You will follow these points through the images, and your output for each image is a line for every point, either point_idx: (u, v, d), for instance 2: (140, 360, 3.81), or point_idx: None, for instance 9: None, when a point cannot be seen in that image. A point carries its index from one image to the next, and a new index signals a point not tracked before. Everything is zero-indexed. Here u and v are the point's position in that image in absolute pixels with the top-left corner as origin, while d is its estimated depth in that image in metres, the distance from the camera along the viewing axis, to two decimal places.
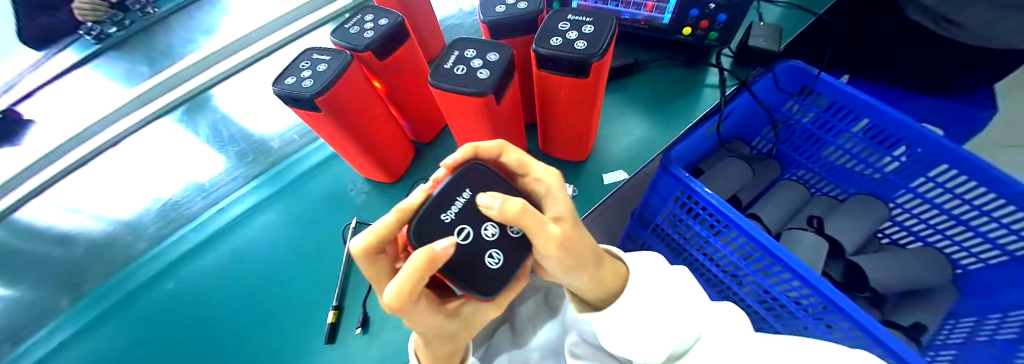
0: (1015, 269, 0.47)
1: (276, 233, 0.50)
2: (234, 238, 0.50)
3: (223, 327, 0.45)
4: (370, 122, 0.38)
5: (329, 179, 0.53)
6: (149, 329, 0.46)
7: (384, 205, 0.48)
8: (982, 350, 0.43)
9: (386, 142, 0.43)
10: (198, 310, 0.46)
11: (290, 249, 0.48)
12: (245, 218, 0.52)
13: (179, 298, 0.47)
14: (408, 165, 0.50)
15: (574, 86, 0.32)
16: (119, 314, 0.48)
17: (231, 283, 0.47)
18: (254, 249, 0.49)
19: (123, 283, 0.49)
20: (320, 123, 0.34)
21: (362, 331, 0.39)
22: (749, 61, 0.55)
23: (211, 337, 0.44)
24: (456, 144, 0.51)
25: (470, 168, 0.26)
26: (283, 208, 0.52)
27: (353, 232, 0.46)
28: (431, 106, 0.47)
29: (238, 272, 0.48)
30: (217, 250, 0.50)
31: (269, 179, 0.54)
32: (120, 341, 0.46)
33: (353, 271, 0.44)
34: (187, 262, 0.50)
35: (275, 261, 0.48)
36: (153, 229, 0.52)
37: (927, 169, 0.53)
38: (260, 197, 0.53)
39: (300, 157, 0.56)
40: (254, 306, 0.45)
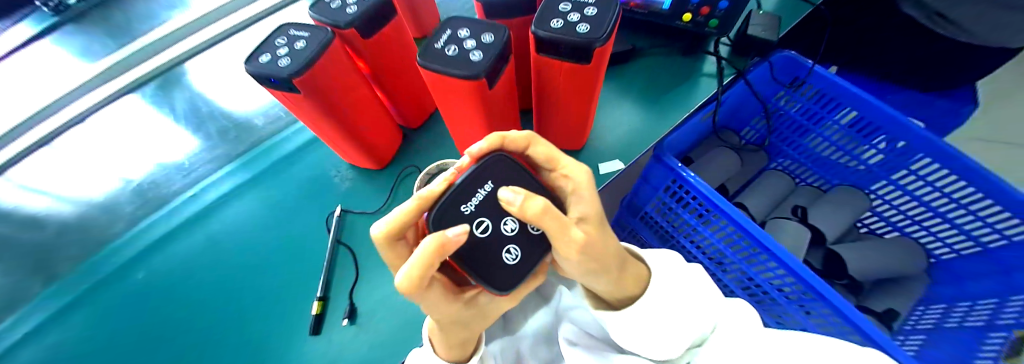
0: (985, 260, 0.50)
1: (256, 220, 0.47)
2: (210, 225, 0.48)
3: (200, 318, 0.43)
4: (354, 105, 0.36)
5: (311, 163, 0.50)
6: (121, 321, 0.44)
7: (371, 192, 0.46)
8: (956, 335, 0.47)
9: (372, 127, 0.40)
10: (173, 301, 0.44)
11: (272, 238, 0.46)
12: (221, 204, 0.49)
13: (153, 288, 0.45)
14: (395, 151, 0.48)
15: (575, 72, 0.30)
16: (87, 305, 0.45)
17: (209, 272, 0.45)
18: (233, 237, 0.47)
19: (88, 273, 0.46)
20: (298, 105, 0.32)
21: (349, 322, 0.38)
22: (747, 51, 0.54)
23: (189, 328, 0.42)
24: (447, 129, 0.49)
25: (495, 159, 0.25)
26: (261, 193, 0.49)
27: (337, 220, 0.44)
28: (419, 89, 0.44)
29: (216, 261, 0.46)
30: (192, 238, 0.47)
31: (246, 162, 0.51)
32: (89, 334, 0.43)
33: (338, 261, 0.42)
34: (160, 251, 0.47)
35: (256, 250, 0.45)
36: (119, 215, 0.49)
37: (909, 161, 0.54)
38: (238, 181, 0.50)
39: (279, 139, 0.53)
40: (234, 296, 0.43)
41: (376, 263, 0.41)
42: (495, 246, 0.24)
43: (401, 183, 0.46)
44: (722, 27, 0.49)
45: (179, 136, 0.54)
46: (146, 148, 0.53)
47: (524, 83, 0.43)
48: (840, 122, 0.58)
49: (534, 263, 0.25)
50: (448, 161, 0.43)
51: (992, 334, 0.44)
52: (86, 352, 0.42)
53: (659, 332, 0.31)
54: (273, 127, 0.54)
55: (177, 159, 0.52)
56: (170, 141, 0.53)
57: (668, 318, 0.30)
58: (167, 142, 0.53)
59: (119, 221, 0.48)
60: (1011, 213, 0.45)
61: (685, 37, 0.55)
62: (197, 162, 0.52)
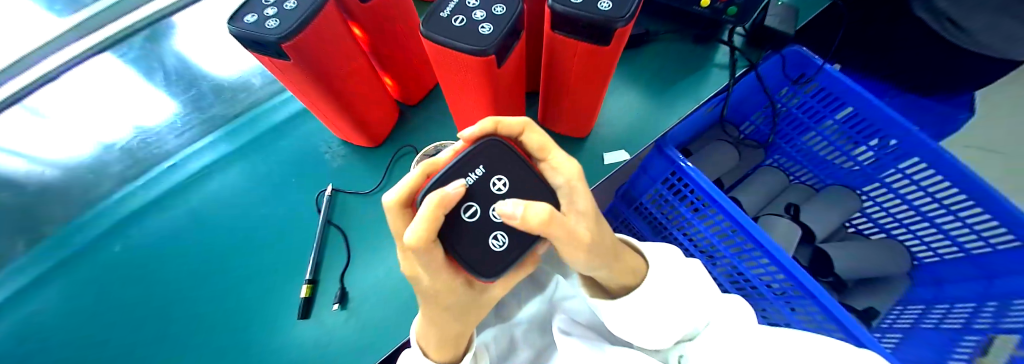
0: (966, 265, 0.51)
1: (243, 195, 0.45)
2: (192, 198, 0.45)
3: (180, 295, 0.41)
4: (347, 75, 0.33)
5: (301, 137, 0.47)
6: (94, 296, 0.42)
7: (364, 171, 0.44)
8: (931, 335, 0.50)
9: (366, 100, 0.38)
10: (151, 277, 0.42)
11: (259, 215, 0.43)
12: (203, 178, 0.46)
13: (129, 263, 0.43)
14: (391, 128, 0.45)
15: (590, 54, 0.28)
16: (57, 279, 0.42)
17: (191, 248, 0.43)
18: (215, 213, 0.44)
19: (58, 247, 0.43)
20: (286, 72, 0.29)
21: (340, 306, 0.37)
22: (762, 44, 0.52)
23: (170, 305, 0.41)
24: (447, 108, 0.47)
25: (487, 143, 0.23)
26: (246, 167, 0.46)
27: (329, 200, 0.42)
28: (419, 62, 0.41)
29: (196, 237, 0.43)
30: (170, 212, 0.45)
31: (231, 132, 0.48)
32: (62, 307, 0.41)
33: (330, 242, 0.40)
34: (137, 223, 0.44)
35: (240, 227, 0.43)
36: (96, 184, 0.46)
37: (899, 161, 0.54)
38: (222, 151, 0.47)
39: (267, 111, 0.49)
40: (216, 274, 0.41)
41: (369, 246, 0.40)
42: (485, 231, 0.22)
43: (397, 164, 0.44)
44: (741, 15, 0.47)
45: (155, 100, 0.49)
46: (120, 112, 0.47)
47: (532, 63, 0.40)
48: (840, 121, 0.58)
49: (521, 253, 0.23)
50: (447, 142, 0.41)
51: (966, 337, 0.46)
52: (60, 326, 0.40)
53: (654, 325, 0.30)
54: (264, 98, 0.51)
55: (156, 126, 0.48)
56: (147, 106, 0.48)
57: (665, 313, 0.30)
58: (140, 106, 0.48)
59: (94, 190, 0.45)
60: (993, 218, 0.46)
61: (699, 24, 0.53)
62: (181, 132, 0.48)
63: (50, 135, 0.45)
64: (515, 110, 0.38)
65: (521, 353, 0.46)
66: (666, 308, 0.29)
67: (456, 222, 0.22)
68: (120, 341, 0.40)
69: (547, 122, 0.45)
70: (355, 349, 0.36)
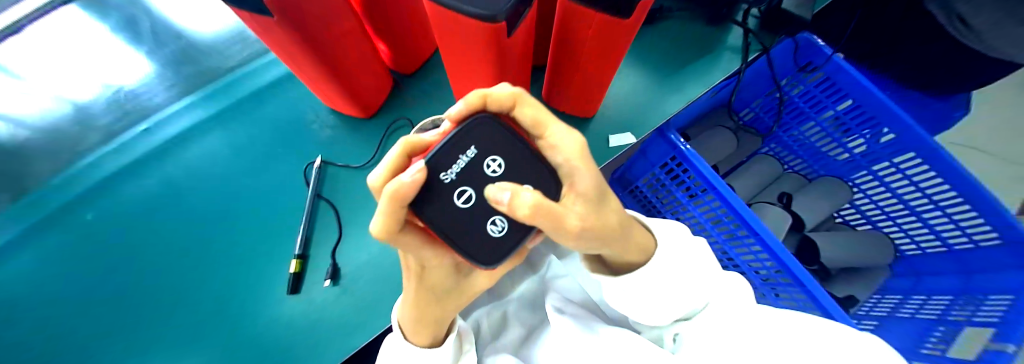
0: (948, 260, 0.53)
1: (224, 163, 0.42)
2: (170, 166, 0.42)
3: (160, 266, 0.39)
4: (337, 38, 0.30)
5: (286, 104, 0.44)
6: (67, 266, 0.40)
7: (356, 142, 0.42)
8: (907, 324, 0.52)
9: (358, 67, 0.35)
10: (130, 244, 0.40)
11: (243, 186, 0.41)
12: (178, 144, 0.43)
13: (103, 231, 0.40)
14: (385, 98, 0.42)
15: (607, 27, 0.26)
16: (21, 248, 0.40)
17: (170, 217, 0.41)
18: (196, 181, 0.42)
19: (20, 214, 0.40)
20: (269, 32, 0.26)
21: (331, 282, 0.36)
22: (777, 28, 0.50)
23: (151, 276, 0.39)
24: (445, 80, 0.44)
25: (478, 123, 0.20)
26: (225, 135, 0.43)
27: (318, 173, 0.40)
28: (416, 28, 0.38)
29: (176, 205, 0.41)
30: (146, 178, 0.42)
31: (207, 96, 0.44)
32: (33, 278, 0.39)
33: (319, 217, 0.39)
34: (110, 191, 0.41)
35: (224, 197, 0.41)
36: (56, 148, 0.42)
37: (894, 155, 0.54)
38: (200, 116, 0.44)
39: (247, 74, 0.46)
40: (198, 246, 0.39)
41: (362, 222, 0.38)
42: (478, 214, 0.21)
43: (391, 137, 0.42)
44: None
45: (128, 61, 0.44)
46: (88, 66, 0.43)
47: (540, 35, 0.38)
48: (841, 112, 0.58)
49: (515, 236, 0.22)
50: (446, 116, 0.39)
51: (940, 327, 0.48)
52: (32, 297, 0.39)
53: (659, 303, 0.30)
54: (241, 58, 0.46)
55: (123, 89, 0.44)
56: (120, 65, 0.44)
57: (667, 294, 0.30)
58: (110, 65, 0.44)
59: (56, 154, 0.41)
60: (980, 215, 0.47)
61: (714, 3, 0.51)
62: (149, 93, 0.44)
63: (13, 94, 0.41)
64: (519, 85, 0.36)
65: (511, 331, 0.46)
66: (667, 288, 0.30)
67: (447, 209, 0.20)
68: (99, 313, 0.38)
69: (550, 99, 0.43)
70: (349, 325, 0.35)
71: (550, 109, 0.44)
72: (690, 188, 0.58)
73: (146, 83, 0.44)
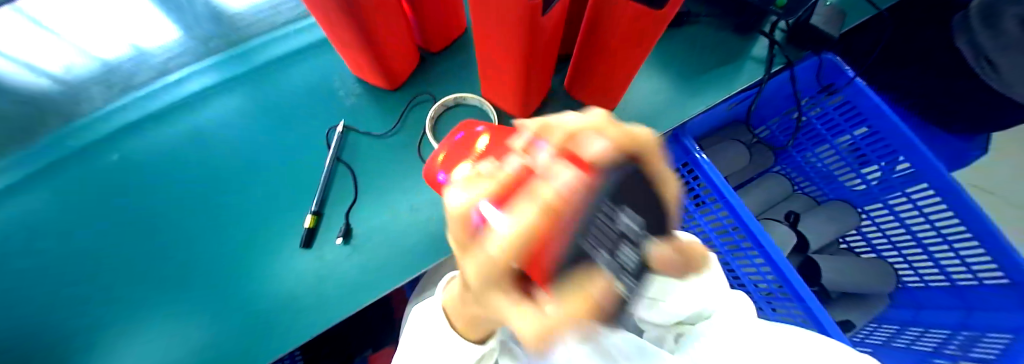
0: (949, 295, 0.52)
1: (249, 120, 0.43)
2: (196, 118, 0.44)
3: (179, 211, 0.41)
4: (378, 8, 0.31)
5: (313, 69, 0.45)
6: (91, 201, 0.41)
7: (378, 112, 0.43)
8: (902, 354, 0.52)
9: (392, 37, 0.36)
10: (152, 188, 0.41)
11: (264, 143, 0.42)
12: (205, 98, 0.44)
13: (128, 172, 0.42)
14: (411, 72, 0.43)
15: (639, 17, 0.27)
16: (51, 179, 0.41)
17: (191, 166, 0.42)
18: (221, 134, 0.43)
19: (53, 149, 0.41)
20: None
21: (342, 242, 0.37)
22: (803, 42, 0.50)
23: (168, 221, 0.40)
24: (470, 60, 0.45)
25: (618, 164, 0.11)
26: (251, 93, 0.44)
27: (340, 137, 0.41)
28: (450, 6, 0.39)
29: (200, 154, 0.42)
30: (174, 126, 0.43)
31: (233, 57, 0.45)
32: (60, 209, 0.41)
33: (336, 180, 0.40)
34: (138, 135, 0.43)
35: (246, 152, 0.42)
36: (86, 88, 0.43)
37: (906, 185, 0.55)
38: (228, 74, 0.45)
39: (277, 37, 0.47)
40: (217, 196, 0.41)
41: (376, 187, 0.39)
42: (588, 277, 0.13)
43: (413, 110, 0.43)
44: (789, 9, 0.45)
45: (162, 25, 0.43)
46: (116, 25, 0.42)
47: (570, 23, 0.39)
48: (857, 137, 0.58)
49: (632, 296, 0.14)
50: (468, 95, 0.42)
51: (935, 360, 0.48)
52: (56, 229, 0.40)
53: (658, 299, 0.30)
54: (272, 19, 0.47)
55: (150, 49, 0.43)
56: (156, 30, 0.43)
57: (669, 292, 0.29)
58: (141, 28, 0.43)
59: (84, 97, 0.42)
60: (987, 252, 0.46)
61: (741, 13, 0.50)
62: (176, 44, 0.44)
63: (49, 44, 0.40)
64: (545, 70, 0.37)
65: None
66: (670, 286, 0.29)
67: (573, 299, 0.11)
68: (115, 250, 0.40)
69: (572, 90, 0.44)
70: (355, 286, 0.36)
71: (570, 98, 0.45)
72: (698, 195, 0.58)
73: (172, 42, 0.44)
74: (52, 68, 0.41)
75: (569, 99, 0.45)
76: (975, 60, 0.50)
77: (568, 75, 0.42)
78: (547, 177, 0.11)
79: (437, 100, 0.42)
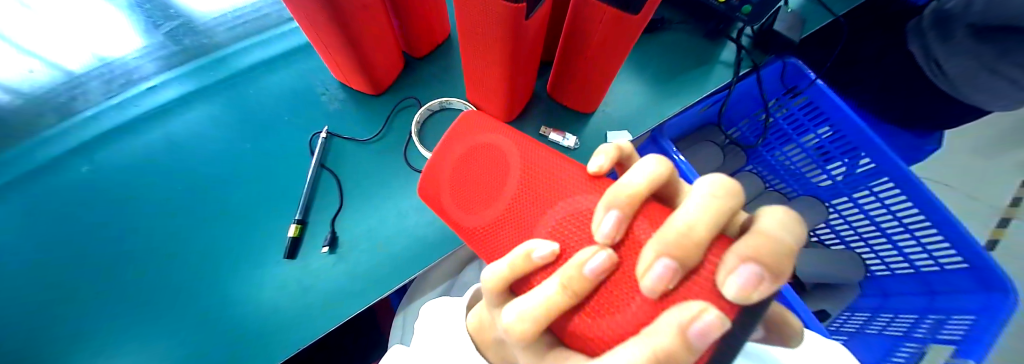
0: (914, 281, 0.56)
1: (227, 130, 0.42)
2: (171, 127, 0.42)
3: (150, 225, 0.39)
4: (359, 15, 0.31)
5: (293, 75, 0.45)
6: (52, 217, 0.39)
7: (363, 118, 0.42)
8: (878, 342, 0.54)
9: (373, 45, 0.36)
10: (121, 202, 0.39)
11: (244, 152, 0.41)
12: (177, 107, 0.43)
13: (95, 185, 0.40)
14: (395, 77, 0.43)
15: (615, 23, 0.29)
16: (11, 195, 0.39)
17: (168, 176, 0.40)
18: (196, 143, 0.41)
19: (12, 163, 0.39)
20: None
21: (328, 250, 0.36)
22: (768, 46, 0.53)
23: (141, 236, 0.38)
24: (455, 66, 0.45)
25: (762, 299, 0.12)
26: (228, 100, 0.43)
27: (324, 143, 0.40)
28: (433, 12, 0.40)
29: (173, 165, 0.41)
30: (144, 138, 0.41)
31: (203, 68, 0.44)
32: (16, 228, 0.38)
33: (321, 188, 0.39)
34: (108, 147, 0.41)
35: (224, 162, 0.41)
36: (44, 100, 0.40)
37: (870, 180, 0.58)
38: (196, 85, 0.43)
39: (254, 44, 0.46)
40: (191, 210, 0.39)
41: (361, 193, 0.39)
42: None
43: (398, 115, 0.43)
44: (754, 15, 0.47)
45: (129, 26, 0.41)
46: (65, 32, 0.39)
47: (551, 29, 0.40)
48: (822, 136, 0.62)
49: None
50: (452, 99, 0.42)
51: (907, 343, 0.51)
52: (15, 245, 0.38)
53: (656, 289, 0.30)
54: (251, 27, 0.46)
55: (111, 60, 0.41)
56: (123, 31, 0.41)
57: None
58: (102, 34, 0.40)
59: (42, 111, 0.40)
60: (944, 238, 0.50)
61: (712, 17, 0.54)
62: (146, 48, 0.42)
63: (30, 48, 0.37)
64: (527, 73, 0.37)
65: None
66: None
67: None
68: (82, 267, 0.37)
69: (554, 94, 0.45)
70: (342, 296, 0.35)
71: (554, 102, 0.46)
72: None
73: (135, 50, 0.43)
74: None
75: (554, 103, 0.46)
76: (927, 65, 0.54)
77: (551, 80, 0.43)
78: (683, 309, 0.12)
79: (422, 105, 0.43)
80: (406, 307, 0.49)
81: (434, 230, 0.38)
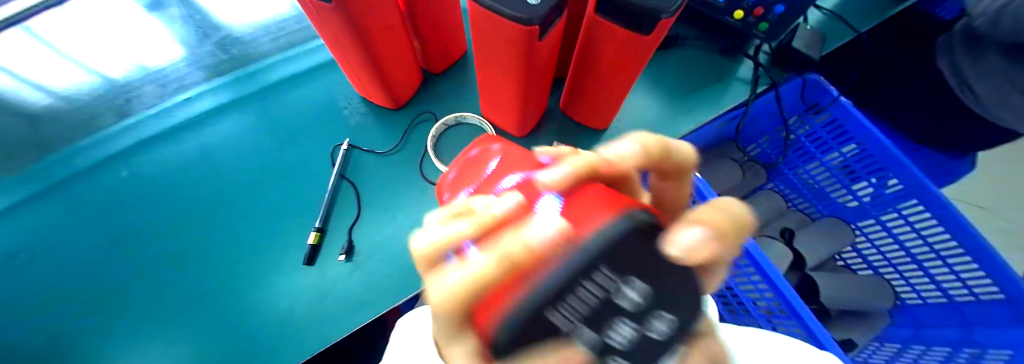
0: (947, 312, 0.52)
1: (255, 140, 0.44)
2: (204, 136, 0.45)
3: (181, 227, 0.41)
4: (380, 33, 0.33)
5: (318, 89, 0.47)
6: (94, 217, 0.42)
7: (381, 131, 0.44)
8: None
9: (392, 62, 0.38)
10: (155, 204, 0.42)
11: (269, 160, 0.43)
12: (210, 117, 0.46)
13: (133, 188, 0.43)
14: (413, 92, 0.45)
15: (628, 43, 0.29)
16: (57, 195, 0.42)
17: (198, 182, 0.43)
18: (227, 152, 0.44)
19: (60, 164, 0.42)
20: (328, 18, 0.29)
21: (345, 258, 0.38)
22: (787, 63, 0.52)
23: (172, 238, 0.41)
24: (470, 82, 0.47)
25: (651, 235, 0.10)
26: (257, 112, 0.46)
27: (344, 155, 0.42)
28: (451, 30, 0.41)
29: (204, 172, 0.43)
30: (179, 145, 0.44)
31: (237, 79, 0.46)
32: (62, 225, 0.41)
33: (340, 198, 0.41)
34: (146, 153, 0.44)
35: (251, 170, 0.43)
36: (105, 105, 0.44)
37: (898, 201, 0.56)
38: (229, 97, 0.46)
39: (282, 59, 0.48)
40: (219, 214, 0.41)
41: (377, 204, 0.40)
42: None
43: (414, 129, 0.44)
44: (771, 32, 0.47)
45: (191, 39, 0.48)
46: (123, 46, 0.47)
47: (565, 46, 0.41)
48: (846, 155, 0.60)
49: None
50: (467, 114, 0.44)
51: None
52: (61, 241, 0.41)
53: None
54: (280, 42, 0.49)
55: (160, 69, 0.46)
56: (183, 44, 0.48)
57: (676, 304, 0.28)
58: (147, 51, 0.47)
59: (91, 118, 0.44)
60: (979, 266, 0.47)
61: (727, 34, 0.54)
62: (200, 56, 0.47)
63: (68, 59, 0.45)
64: (541, 89, 0.38)
65: None
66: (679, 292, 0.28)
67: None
68: (118, 265, 0.40)
69: (567, 110, 0.45)
70: (355, 304, 0.36)
71: (567, 118, 0.47)
72: None
73: (175, 63, 0.46)
74: (53, 86, 0.45)
75: (566, 119, 0.47)
76: (956, 85, 0.53)
77: (564, 96, 0.44)
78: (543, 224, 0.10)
79: (438, 120, 0.44)
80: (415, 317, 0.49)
81: None
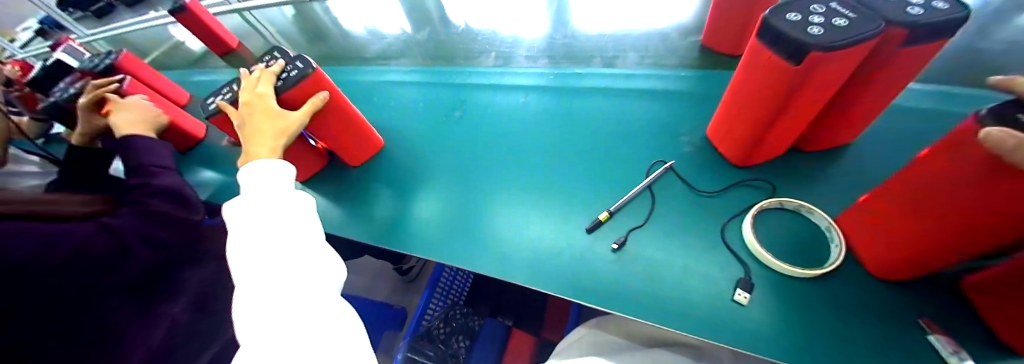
0: None
1: (537, 120, 0.50)
2: (511, 99, 0.53)
3: (476, 150, 0.49)
4: (794, 105, 0.29)
5: (612, 104, 0.49)
6: (433, 108, 0.55)
7: (710, 174, 0.40)
8: None
9: (781, 129, 0.33)
10: (472, 125, 0.52)
11: (571, 146, 0.46)
12: (519, 90, 0.53)
13: (467, 107, 0.54)
14: (768, 157, 0.39)
15: None
16: (424, 84, 0.58)
17: (586, 152, 0.45)
18: (517, 121, 0.50)
19: (455, 70, 0.59)
20: (744, 76, 0.31)
21: (616, 247, 0.36)
22: None
23: (478, 158, 0.48)
24: (842, 176, 0.37)
25: None
26: (550, 97, 0.52)
27: (659, 174, 0.40)
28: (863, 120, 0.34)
29: (510, 126, 0.50)
30: (508, 95, 0.53)
31: (561, 76, 0.53)
32: (418, 103, 0.56)
33: (634, 203, 0.40)
34: (528, 93, 0.53)
35: (533, 142, 0.47)
36: (500, 48, 0.60)
37: None
38: (537, 83, 0.53)
39: (584, 74, 0.52)
40: (484, 157, 0.48)
41: (661, 231, 0.37)
42: None
43: (737, 189, 0.38)
44: None
45: (651, 36, 0.55)
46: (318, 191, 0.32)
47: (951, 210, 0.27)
48: None
49: None
50: (802, 205, 0.35)
51: None
52: (417, 111, 0.55)
53: None
54: (679, 63, 0.50)
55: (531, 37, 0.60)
56: (616, 30, 0.57)
57: None
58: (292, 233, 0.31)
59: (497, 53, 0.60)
60: None
61: None
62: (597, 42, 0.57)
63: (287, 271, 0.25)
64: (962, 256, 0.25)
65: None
66: None
67: None
68: (432, 145, 0.50)
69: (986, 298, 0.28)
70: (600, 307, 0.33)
71: None
72: None
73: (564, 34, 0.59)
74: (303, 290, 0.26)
75: None
76: None
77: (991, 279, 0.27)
78: None
79: (775, 195, 0.37)
80: (593, 324, 0.49)
81: (709, 311, 0.32)
